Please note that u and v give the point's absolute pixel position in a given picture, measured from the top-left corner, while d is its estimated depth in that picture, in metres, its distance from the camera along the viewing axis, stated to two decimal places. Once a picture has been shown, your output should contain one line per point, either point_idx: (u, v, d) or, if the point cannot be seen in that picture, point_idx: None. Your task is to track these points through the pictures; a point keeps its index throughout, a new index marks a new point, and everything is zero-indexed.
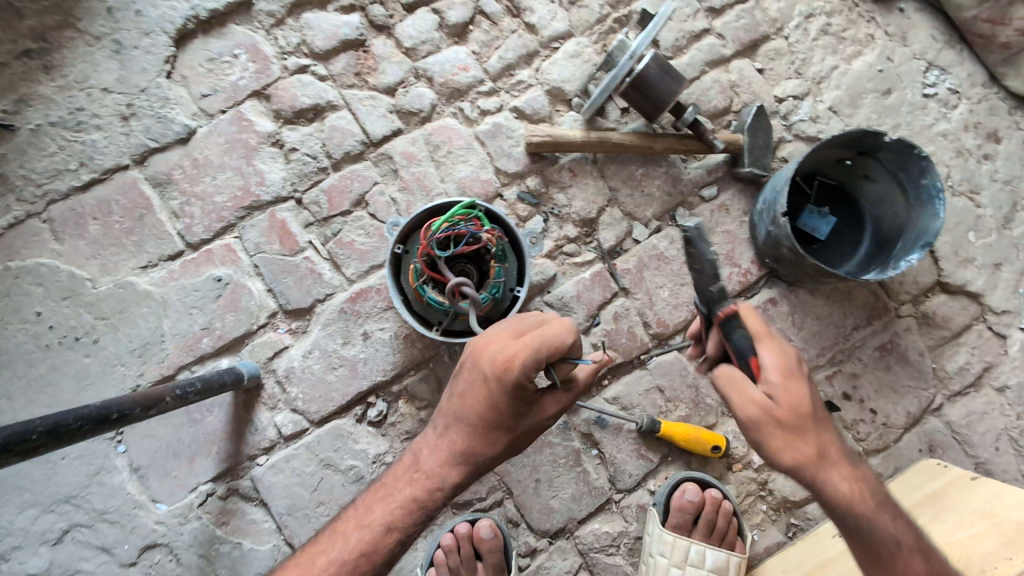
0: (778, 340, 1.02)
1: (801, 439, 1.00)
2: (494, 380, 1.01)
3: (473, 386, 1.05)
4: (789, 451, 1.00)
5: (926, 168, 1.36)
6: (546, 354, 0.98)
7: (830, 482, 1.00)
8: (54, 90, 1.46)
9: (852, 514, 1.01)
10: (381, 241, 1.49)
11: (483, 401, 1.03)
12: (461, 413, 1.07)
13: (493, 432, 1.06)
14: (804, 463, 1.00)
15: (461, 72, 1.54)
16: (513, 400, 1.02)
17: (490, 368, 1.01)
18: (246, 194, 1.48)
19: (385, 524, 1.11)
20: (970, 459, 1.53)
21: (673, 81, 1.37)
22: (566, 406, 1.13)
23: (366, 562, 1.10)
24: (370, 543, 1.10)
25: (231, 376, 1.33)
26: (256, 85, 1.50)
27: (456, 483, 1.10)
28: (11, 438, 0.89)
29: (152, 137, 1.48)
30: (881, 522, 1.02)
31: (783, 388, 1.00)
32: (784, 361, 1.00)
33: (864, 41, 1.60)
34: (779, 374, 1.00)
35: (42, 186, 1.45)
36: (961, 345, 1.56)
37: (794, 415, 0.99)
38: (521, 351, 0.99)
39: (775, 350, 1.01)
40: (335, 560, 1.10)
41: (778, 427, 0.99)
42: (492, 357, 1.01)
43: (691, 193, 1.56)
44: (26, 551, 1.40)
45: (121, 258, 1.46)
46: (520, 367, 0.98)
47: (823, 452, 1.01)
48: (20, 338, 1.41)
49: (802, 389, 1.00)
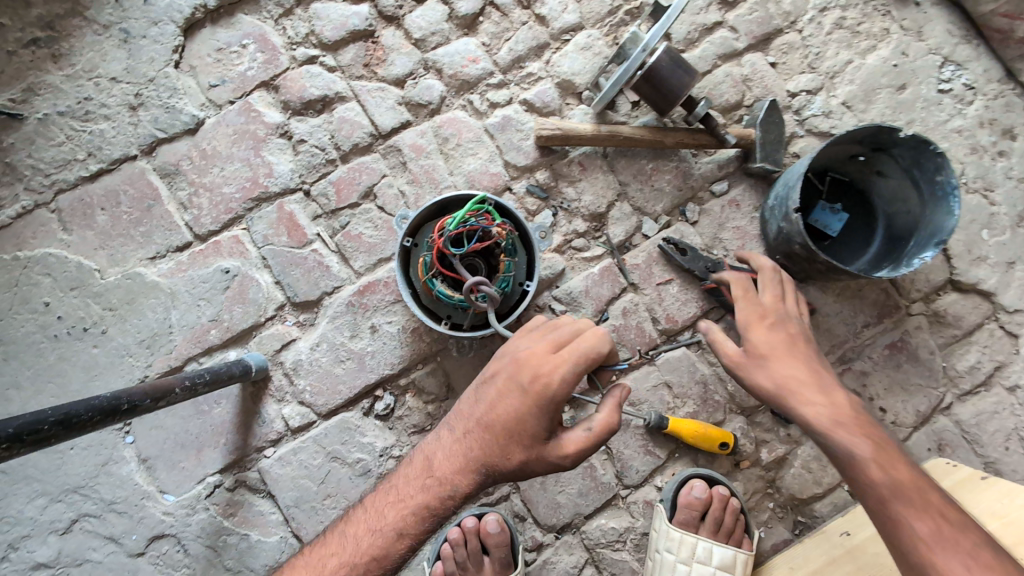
0: (747, 297, 1.29)
1: (763, 370, 1.20)
2: (534, 396, 1.01)
3: (504, 397, 1.04)
4: (754, 382, 1.21)
5: (942, 164, 1.34)
6: (584, 369, 1.01)
7: (792, 406, 1.16)
8: (62, 80, 1.45)
9: (817, 433, 1.13)
10: (390, 234, 1.48)
11: (514, 415, 1.02)
12: (487, 422, 1.05)
13: (512, 447, 1.03)
14: (765, 389, 1.19)
15: (471, 64, 1.53)
16: (543, 418, 1.02)
17: (531, 381, 1.02)
18: (254, 185, 1.47)
19: (397, 530, 1.10)
20: (979, 458, 1.52)
21: (685, 74, 1.36)
22: (586, 451, 1.06)
23: (377, 566, 1.10)
24: (381, 548, 1.10)
25: (239, 368, 1.33)
26: (264, 76, 1.49)
27: (467, 494, 1.08)
28: (23, 429, 0.89)
29: (160, 128, 1.47)
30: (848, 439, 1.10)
31: (750, 332, 1.24)
32: (750, 313, 1.27)
33: (879, 35, 1.58)
34: (749, 321, 1.26)
35: (50, 176, 1.44)
36: (972, 344, 1.55)
37: (753, 352, 1.23)
38: (562, 367, 1.01)
39: (745, 305, 1.28)
40: (346, 563, 1.10)
41: (744, 364, 1.23)
42: (534, 374, 1.02)
43: (701, 188, 1.55)
44: (35, 540, 1.40)
45: (130, 249, 1.45)
46: (560, 383, 1.00)
47: (782, 378, 1.18)
48: (29, 328, 1.41)
49: (765, 331, 1.24)
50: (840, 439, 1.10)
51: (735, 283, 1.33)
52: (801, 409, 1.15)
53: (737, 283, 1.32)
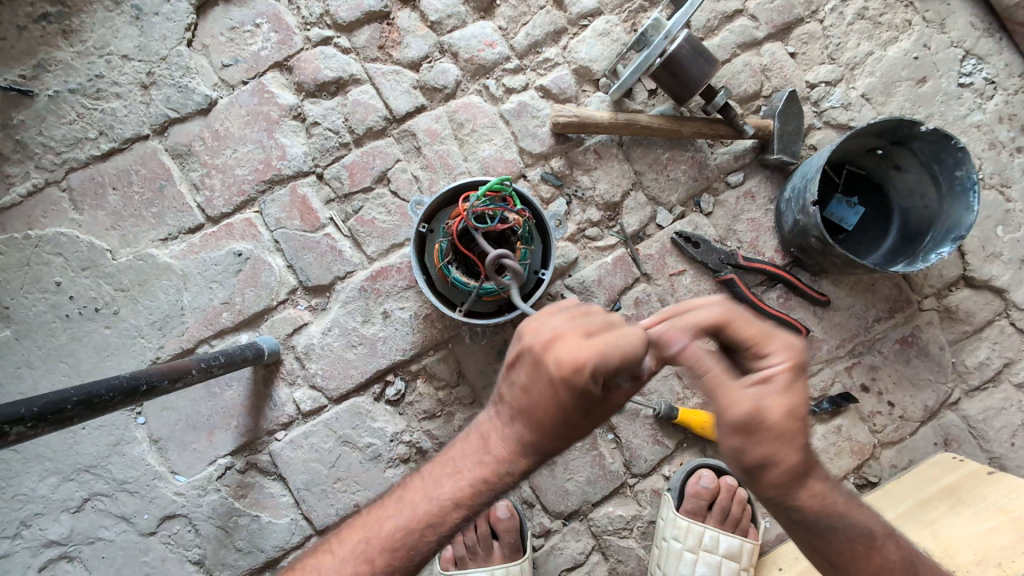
0: (784, 339, 0.86)
1: (794, 448, 0.87)
2: (565, 387, 0.91)
3: (538, 388, 0.95)
4: (774, 460, 0.86)
5: (962, 160, 1.34)
6: (620, 361, 0.90)
7: (806, 491, 0.91)
8: (72, 56, 1.43)
9: (826, 520, 0.93)
10: (403, 220, 1.47)
11: (550, 403, 0.93)
12: (528, 407, 0.97)
13: (562, 430, 0.97)
14: (783, 472, 0.87)
15: (487, 48, 1.51)
16: (580, 403, 0.93)
17: (558, 372, 0.90)
18: (267, 167, 1.46)
19: (454, 499, 1.01)
20: (985, 453, 1.53)
21: (706, 63, 1.34)
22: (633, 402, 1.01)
23: (431, 533, 1.01)
24: (436, 515, 1.01)
25: (252, 351, 1.33)
26: (278, 57, 1.47)
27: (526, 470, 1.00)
28: (48, 408, 0.89)
29: (173, 107, 1.45)
30: (858, 519, 0.97)
31: (781, 390, 0.86)
32: (791, 361, 0.86)
33: (900, 27, 1.56)
34: (785, 374, 0.86)
35: (61, 154, 1.43)
36: (982, 340, 1.55)
37: (793, 419, 0.85)
38: (597, 359, 0.89)
39: (785, 351, 0.87)
40: (400, 527, 1.02)
41: (771, 438, 0.85)
42: (562, 362, 0.91)
43: (717, 178, 1.54)
44: (46, 518, 1.41)
45: (141, 229, 1.45)
46: (590, 373, 0.89)
47: (805, 460, 0.89)
48: (40, 308, 1.41)
49: (803, 395, 0.86)
50: (850, 520, 0.96)
51: (743, 315, 0.90)
52: (809, 499, 0.92)
53: (748, 316, 0.90)
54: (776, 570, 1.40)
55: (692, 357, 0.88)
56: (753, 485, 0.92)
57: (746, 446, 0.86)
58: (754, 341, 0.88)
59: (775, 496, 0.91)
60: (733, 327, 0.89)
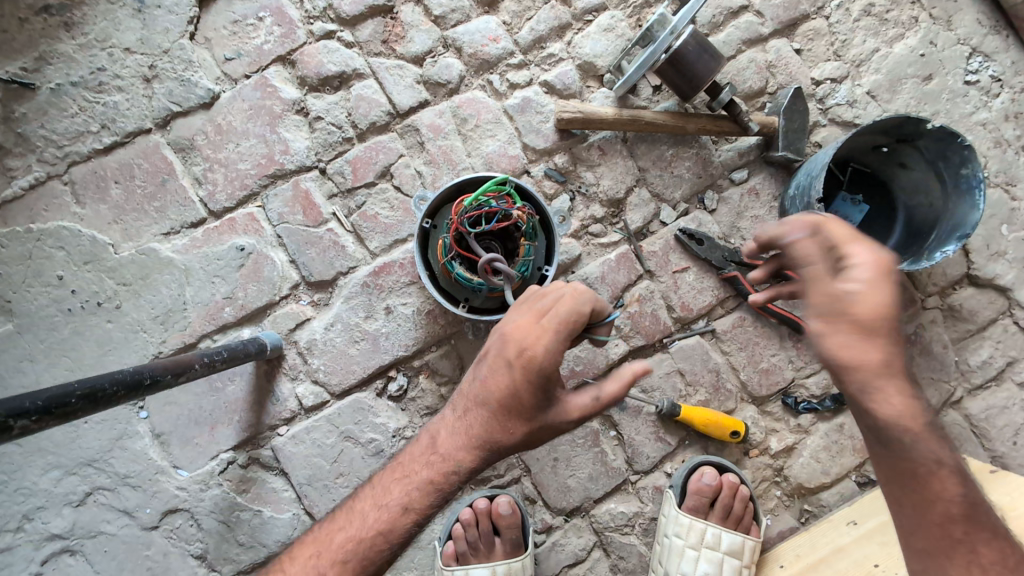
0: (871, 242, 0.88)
1: (874, 347, 0.84)
2: (520, 368, 1.00)
3: (494, 376, 1.03)
4: (846, 357, 0.85)
5: (968, 158, 1.32)
6: (569, 336, 0.99)
7: (882, 400, 0.86)
8: (75, 49, 1.43)
9: (907, 435, 0.86)
10: (406, 215, 1.47)
11: (507, 389, 1.01)
12: (482, 398, 1.05)
13: (512, 422, 1.03)
14: (860, 372, 0.85)
15: (491, 43, 1.50)
16: (534, 387, 1.00)
17: (515, 354, 1.01)
18: (270, 162, 1.45)
19: (402, 505, 1.09)
20: (987, 452, 1.53)
21: (711, 60, 1.34)
22: (590, 415, 1.04)
23: (383, 540, 1.08)
24: (386, 522, 1.09)
25: (255, 346, 1.33)
26: (281, 51, 1.47)
27: (472, 468, 1.08)
28: (52, 401, 0.89)
29: (175, 101, 1.45)
30: (935, 447, 0.88)
31: (870, 290, 0.84)
32: (880, 261, 0.86)
33: (907, 24, 1.55)
34: (869, 273, 0.85)
35: (63, 147, 1.42)
36: (986, 339, 1.55)
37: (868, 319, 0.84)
38: (545, 337, 0.99)
39: (869, 251, 0.87)
40: (352, 538, 1.09)
41: (836, 330, 0.85)
42: (518, 344, 1.00)
43: (721, 175, 1.53)
44: (49, 511, 1.41)
45: (144, 223, 1.44)
46: (544, 350, 0.98)
47: (886, 363, 0.85)
48: (43, 302, 1.41)
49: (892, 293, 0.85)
50: (926, 438, 0.87)
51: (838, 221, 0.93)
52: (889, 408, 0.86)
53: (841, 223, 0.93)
54: (778, 567, 1.40)
55: None
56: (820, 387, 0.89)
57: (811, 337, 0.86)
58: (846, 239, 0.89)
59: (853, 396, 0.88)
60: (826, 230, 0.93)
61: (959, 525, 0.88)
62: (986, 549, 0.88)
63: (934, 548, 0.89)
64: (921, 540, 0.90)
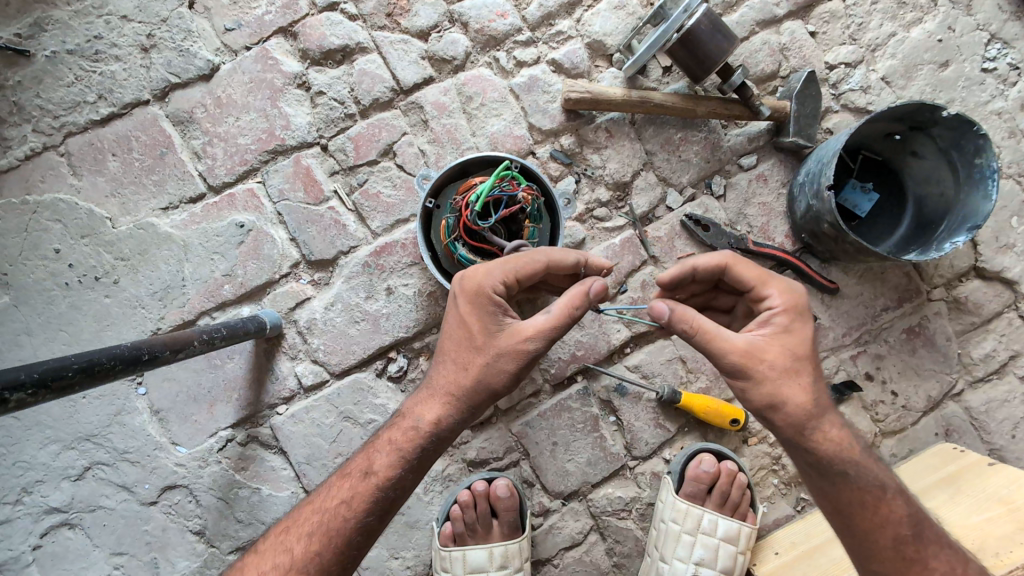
0: (779, 286, 1.05)
1: (803, 386, 1.01)
2: (464, 296, 1.07)
3: (450, 312, 1.11)
4: (782, 397, 1.00)
5: (982, 147, 1.31)
6: (514, 268, 1.07)
7: (820, 432, 1.02)
8: (71, 16, 1.39)
9: (846, 465, 1.02)
10: (409, 195, 1.45)
11: (458, 322, 1.08)
12: (442, 344, 1.11)
13: (466, 353, 1.07)
14: (795, 410, 1.01)
15: (499, 19, 1.46)
16: (482, 316, 1.06)
17: (459, 286, 1.09)
18: (271, 137, 1.43)
19: (363, 470, 1.10)
20: (985, 446, 1.52)
21: (724, 40, 1.30)
22: (544, 330, 1.03)
23: (346, 509, 1.08)
24: (350, 490, 1.09)
25: (254, 324, 1.32)
26: (282, 22, 1.43)
27: (432, 420, 1.09)
28: (48, 375, 0.88)
29: (174, 72, 1.41)
30: (873, 470, 1.04)
31: (781, 329, 1.02)
32: (791, 302, 1.04)
33: (925, 8, 1.51)
34: (785, 316, 1.03)
35: (58, 117, 1.39)
36: (990, 332, 1.53)
37: (791, 359, 1.01)
38: (488, 265, 1.08)
39: (784, 294, 1.04)
40: (319, 509, 1.10)
41: (768, 368, 1.00)
42: (465, 275, 1.09)
43: (729, 161, 1.51)
44: (48, 485, 1.41)
45: (141, 197, 1.42)
46: (485, 276, 1.06)
47: (816, 401, 1.02)
48: (40, 276, 1.39)
49: (803, 334, 1.03)
50: (865, 468, 1.03)
51: (744, 261, 1.09)
52: (831, 440, 1.02)
53: (748, 261, 1.09)
54: (772, 554, 1.40)
55: (683, 318, 1.03)
56: (768, 422, 1.05)
57: (748, 379, 1.01)
58: (759, 284, 1.07)
59: (793, 438, 1.03)
60: (742, 264, 1.09)
61: (909, 541, 1.02)
62: (938, 562, 1.02)
63: (894, 567, 1.02)
64: (880, 563, 1.03)
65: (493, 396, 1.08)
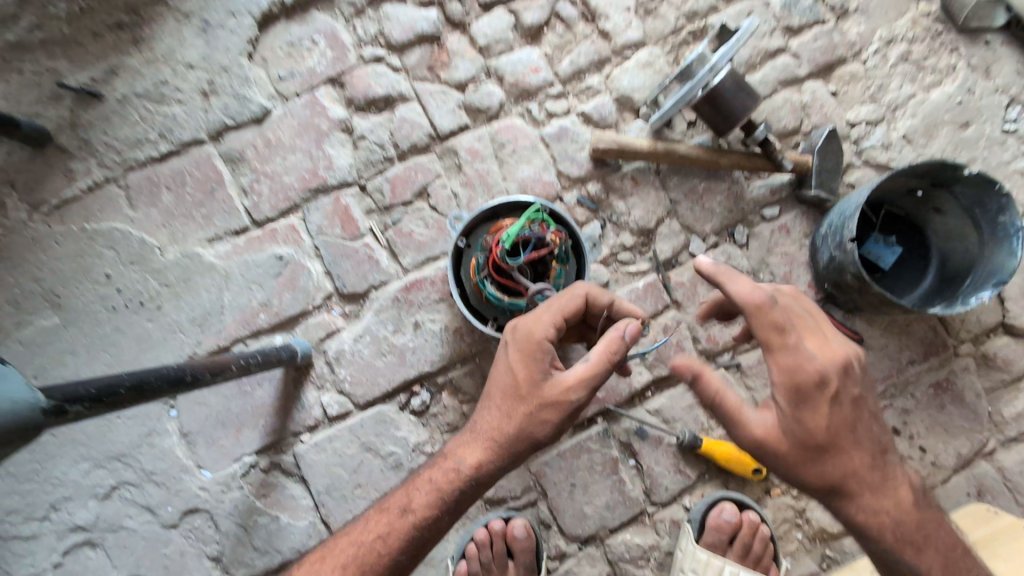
0: (778, 355, 1.01)
1: (819, 472, 1.01)
2: (514, 343, 1.11)
3: (498, 360, 1.14)
4: (798, 480, 1.03)
5: (1006, 206, 1.33)
6: (561, 313, 1.12)
7: (846, 512, 1.03)
8: (141, 63, 1.52)
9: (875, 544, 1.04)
10: (440, 234, 1.51)
11: (505, 369, 1.11)
12: (485, 390, 1.14)
13: (510, 402, 1.09)
14: (814, 490, 1.03)
15: (532, 73, 1.55)
16: (527, 363, 1.09)
17: (509, 334, 1.13)
18: (314, 176, 1.51)
19: (402, 506, 1.11)
20: (1020, 508, 1.47)
21: (747, 97, 1.37)
22: (588, 378, 1.06)
23: (381, 545, 1.09)
24: (388, 525, 1.10)
25: (287, 353, 1.37)
26: (332, 72, 1.54)
27: (473, 464, 1.10)
28: (102, 391, 0.91)
29: (230, 115, 1.52)
30: (906, 555, 1.02)
31: (786, 418, 1.00)
32: (790, 381, 1.00)
33: (944, 71, 1.56)
34: (785, 400, 1.01)
35: (122, 153, 1.50)
36: (1020, 390, 1.51)
37: (803, 450, 1.00)
38: (539, 313, 1.12)
39: (780, 372, 1.01)
40: (354, 542, 1.11)
41: (779, 455, 1.01)
42: (517, 324, 1.13)
43: (752, 211, 1.55)
44: (75, 503, 1.45)
45: (190, 229, 1.51)
46: (537, 323, 1.10)
47: (839, 483, 1.01)
48: (90, 299, 1.47)
49: (821, 415, 0.99)
50: (898, 551, 1.03)
51: (758, 315, 1.02)
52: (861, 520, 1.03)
53: (769, 321, 1.01)
54: None
55: (705, 385, 1.04)
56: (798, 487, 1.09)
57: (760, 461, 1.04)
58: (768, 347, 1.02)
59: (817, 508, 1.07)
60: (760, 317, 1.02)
61: None
62: None
63: None
64: None
65: (534, 445, 1.09)
